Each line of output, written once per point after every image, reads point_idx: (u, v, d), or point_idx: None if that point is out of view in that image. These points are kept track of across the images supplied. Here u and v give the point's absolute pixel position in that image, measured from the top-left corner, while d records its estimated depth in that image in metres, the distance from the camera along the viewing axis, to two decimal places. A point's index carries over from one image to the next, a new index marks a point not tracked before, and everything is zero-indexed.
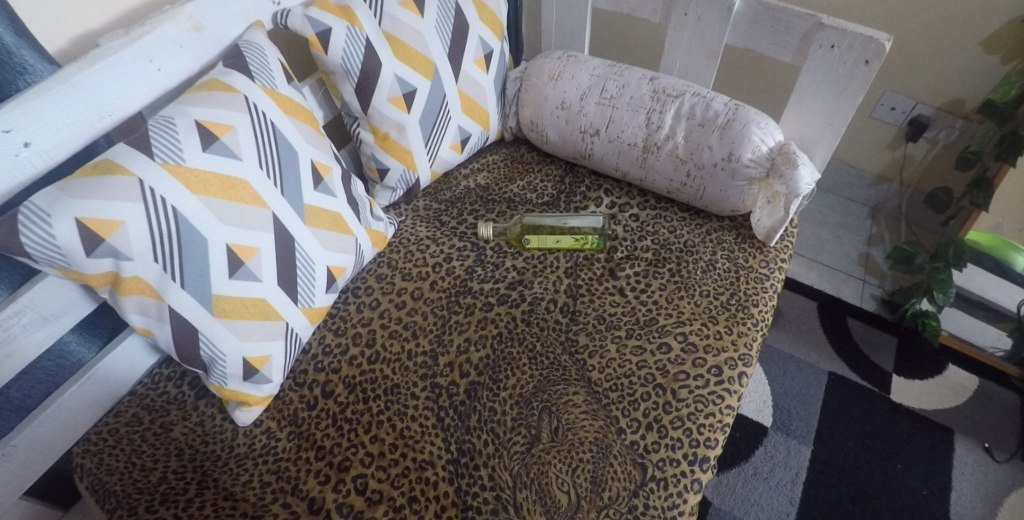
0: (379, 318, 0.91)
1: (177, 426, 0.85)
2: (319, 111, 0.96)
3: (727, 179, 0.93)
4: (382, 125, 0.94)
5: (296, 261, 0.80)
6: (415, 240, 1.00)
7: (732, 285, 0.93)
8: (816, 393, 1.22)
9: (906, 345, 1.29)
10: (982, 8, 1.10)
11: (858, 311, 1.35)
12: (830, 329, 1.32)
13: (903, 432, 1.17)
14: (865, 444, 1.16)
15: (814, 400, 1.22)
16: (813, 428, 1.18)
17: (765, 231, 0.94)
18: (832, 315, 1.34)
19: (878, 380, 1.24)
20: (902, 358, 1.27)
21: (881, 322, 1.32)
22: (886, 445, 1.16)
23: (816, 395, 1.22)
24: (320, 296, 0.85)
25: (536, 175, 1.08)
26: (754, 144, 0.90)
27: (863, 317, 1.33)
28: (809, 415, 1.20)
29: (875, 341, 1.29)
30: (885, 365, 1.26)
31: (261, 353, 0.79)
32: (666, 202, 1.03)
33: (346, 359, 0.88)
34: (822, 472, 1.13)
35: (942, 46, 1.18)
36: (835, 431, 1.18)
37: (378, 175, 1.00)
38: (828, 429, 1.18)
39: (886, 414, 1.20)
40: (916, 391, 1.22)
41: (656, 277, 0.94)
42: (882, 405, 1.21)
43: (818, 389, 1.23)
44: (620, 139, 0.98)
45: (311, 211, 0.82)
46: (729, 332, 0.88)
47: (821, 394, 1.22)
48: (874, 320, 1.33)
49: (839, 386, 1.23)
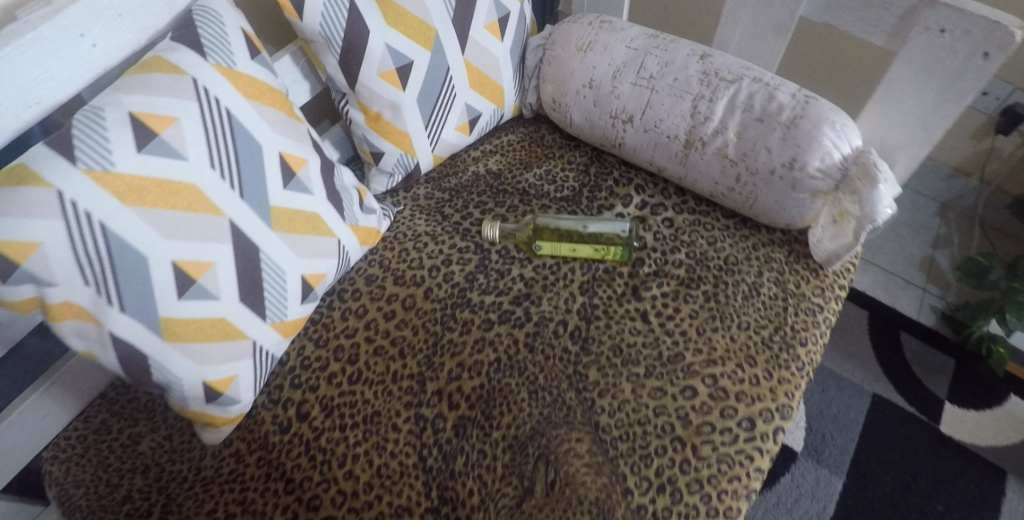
0: (365, 330, 0.80)
1: (144, 439, 0.78)
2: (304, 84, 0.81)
3: (785, 188, 0.76)
4: (372, 104, 0.80)
5: (262, 273, 0.69)
6: (412, 236, 0.87)
7: (777, 316, 0.79)
8: (855, 417, 1.10)
9: (964, 369, 1.14)
10: None
11: (913, 326, 1.19)
12: (879, 343, 1.17)
13: (949, 469, 1.04)
14: (904, 480, 1.04)
15: (853, 425, 1.09)
16: (848, 457, 1.06)
17: (826, 256, 0.78)
18: (883, 328, 1.19)
19: (927, 406, 1.10)
20: (957, 384, 1.12)
21: (938, 340, 1.17)
22: (928, 483, 1.03)
23: (855, 419, 1.10)
24: (294, 307, 0.74)
25: (557, 162, 0.93)
26: (826, 147, 0.73)
27: (919, 332, 1.18)
28: (846, 442, 1.08)
29: (928, 363, 1.15)
30: (937, 391, 1.12)
31: (224, 375, 0.70)
32: (707, 206, 0.87)
33: (325, 376, 0.78)
34: (852, 508, 1.02)
35: None
36: (872, 462, 1.06)
37: (371, 158, 0.87)
38: (865, 459, 1.06)
39: (932, 448, 1.06)
40: (969, 423, 1.08)
41: (687, 300, 0.80)
42: (929, 437, 1.07)
43: (859, 413, 1.11)
44: (659, 130, 0.82)
45: (280, 215, 0.69)
46: (768, 378, 0.74)
47: (861, 419, 1.10)
48: (930, 337, 1.17)
49: (882, 411, 1.10)
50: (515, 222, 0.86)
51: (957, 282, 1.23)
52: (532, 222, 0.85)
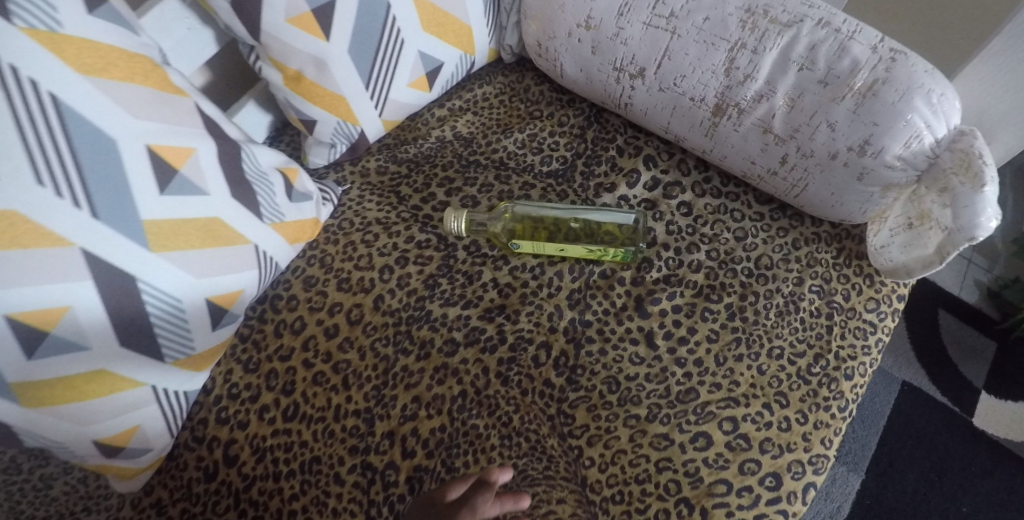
0: (302, 352, 0.65)
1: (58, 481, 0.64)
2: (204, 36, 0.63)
3: (849, 178, 0.57)
4: (290, 61, 0.59)
5: (148, 306, 0.53)
6: (361, 224, 0.69)
7: (818, 340, 0.62)
8: (881, 408, 0.96)
9: (1007, 355, 0.98)
10: None
11: (953, 304, 1.03)
12: (915, 322, 1.01)
13: (978, 467, 0.92)
14: (929, 479, 0.91)
15: (877, 417, 0.96)
16: (869, 453, 0.93)
17: (890, 268, 0.60)
18: (918, 305, 1.03)
19: (961, 396, 0.96)
20: (998, 370, 0.97)
21: (980, 320, 1.01)
22: (955, 482, 0.91)
23: (881, 411, 0.96)
24: (204, 337, 0.59)
25: (545, 124, 0.72)
26: (917, 126, 0.53)
27: (959, 312, 1.02)
28: (868, 437, 0.95)
29: (967, 346, 0.99)
30: (973, 379, 0.97)
31: (122, 428, 0.56)
32: (739, 186, 0.68)
33: (256, 410, 0.63)
34: (869, 510, 0.90)
35: None
36: (895, 459, 0.93)
37: (303, 126, 0.67)
38: (888, 456, 0.93)
39: (963, 444, 0.93)
40: (1006, 416, 0.94)
41: (706, 318, 0.63)
42: (960, 431, 0.94)
43: (885, 403, 0.97)
44: (678, 90, 0.62)
45: (162, 231, 0.52)
46: (802, 421, 0.59)
47: (887, 410, 0.96)
48: (971, 317, 1.01)
49: (912, 401, 0.96)
50: (493, 214, 0.67)
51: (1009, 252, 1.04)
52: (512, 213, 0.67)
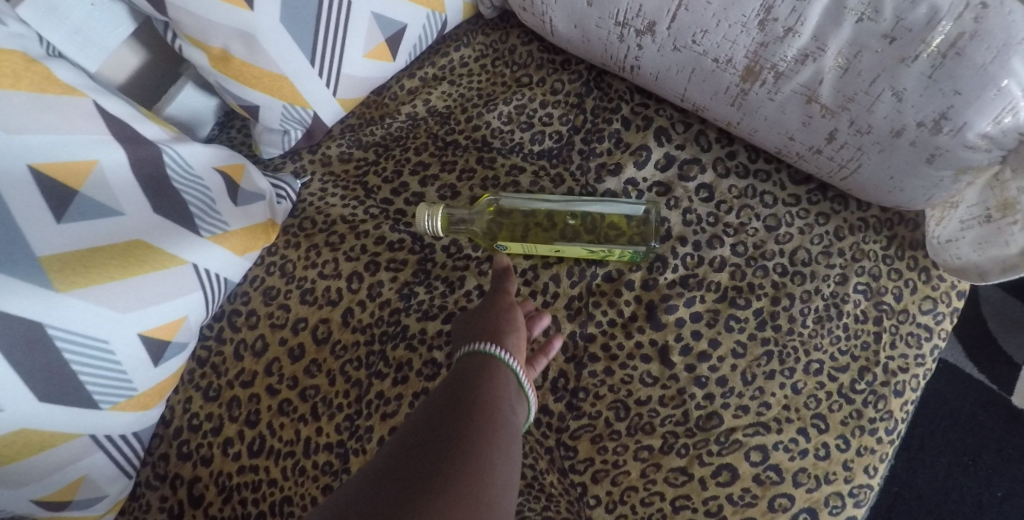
0: (265, 377, 0.57)
1: None
2: (106, 10, 0.52)
3: (915, 160, 0.45)
4: (214, 37, 0.48)
5: (66, 355, 0.45)
6: (324, 224, 0.59)
7: (863, 351, 0.52)
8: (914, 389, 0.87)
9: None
10: None
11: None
12: None
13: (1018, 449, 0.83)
14: (963, 463, 0.83)
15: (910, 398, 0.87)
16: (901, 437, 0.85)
17: (959, 265, 0.49)
18: None
19: (1000, 374, 0.86)
20: None
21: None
22: (992, 466, 0.83)
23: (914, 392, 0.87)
24: (146, 374, 0.51)
25: (535, 93, 0.60)
26: (1013, 96, 0.40)
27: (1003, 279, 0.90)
28: None
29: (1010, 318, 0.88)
30: (1014, 354, 0.86)
31: (65, 482, 0.49)
32: (769, 162, 0.57)
33: (219, 444, 0.56)
34: (897, 496, 0.83)
35: None
36: (927, 442, 0.85)
37: (246, 114, 0.56)
38: (919, 440, 0.85)
39: (1003, 425, 0.84)
40: None
41: (731, 328, 0.53)
42: (1000, 411, 0.85)
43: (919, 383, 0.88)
44: (697, 49, 0.49)
45: (66, 266, 0.43)
46: (843, 448, 0.50)
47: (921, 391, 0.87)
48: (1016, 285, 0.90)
49: (948, 381, 0.87)
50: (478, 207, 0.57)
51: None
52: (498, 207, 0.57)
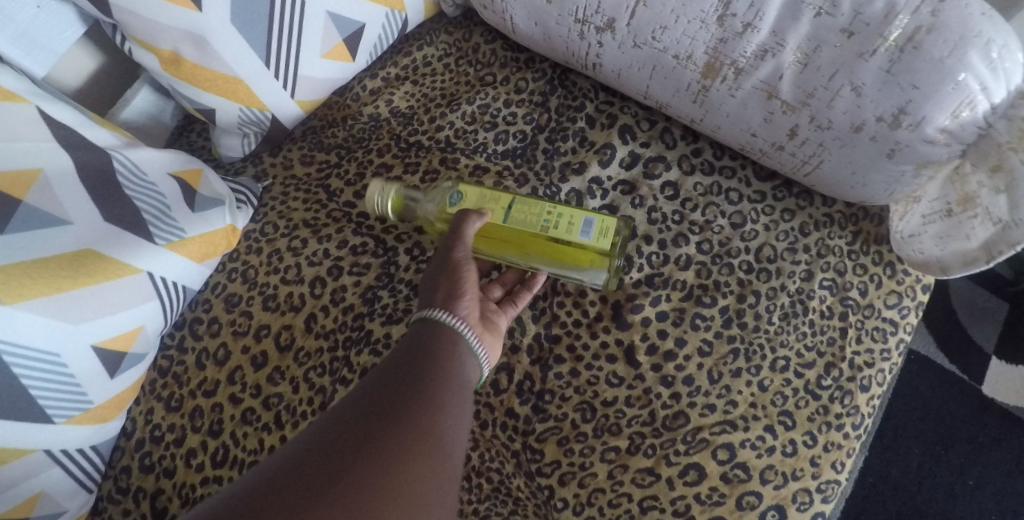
0: (228, 386, 0.56)
1: None
2: (49, 13, 0.50)
3: (875, 155, 0.45)
4: (163, 38, 0.47)
5: (18, 369, 0.44)
6: (286, 229, 0.59)
7: (829, 346, 0.52)
8: None
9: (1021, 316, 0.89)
10: None
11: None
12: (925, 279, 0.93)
13: (987, 437, 0.84)
14: (935, 453, 0.84)
15: None
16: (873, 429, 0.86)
17: (919, 259, 0.49)
18: None
19: (970, 362, 0.88)
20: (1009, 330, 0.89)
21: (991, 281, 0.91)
22: (962, 455, 0.83)
23: None
24: (104, 387, 0.50)
25: (499, 92, 0.60)
26: (970, 89, 0.40)
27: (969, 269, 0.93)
28: None
29: (977, 308, 0.90)
30: (982, 344, 0.88)
31: (21, 498, 0.48)
32: (734, 159, 0.57)
33: (181, 455, 0.55)
34: (872, 487, 0.83)
35: None
36: (900, 433, 0.85)
37: (203, 117, 0.55)
38: (892, 431, 0.86)
39: (975, 414, 0.85)
40: (1019, 382, 0.86)
41: (697, 326, 0.53)
42: (968, 401, 0.86)
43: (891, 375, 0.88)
44: (657, 45, 0.48)
45: (10, 277, 0.42)
46: (810, 445, 0.50)
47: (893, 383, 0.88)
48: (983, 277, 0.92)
49: (920, 372, 0.88)
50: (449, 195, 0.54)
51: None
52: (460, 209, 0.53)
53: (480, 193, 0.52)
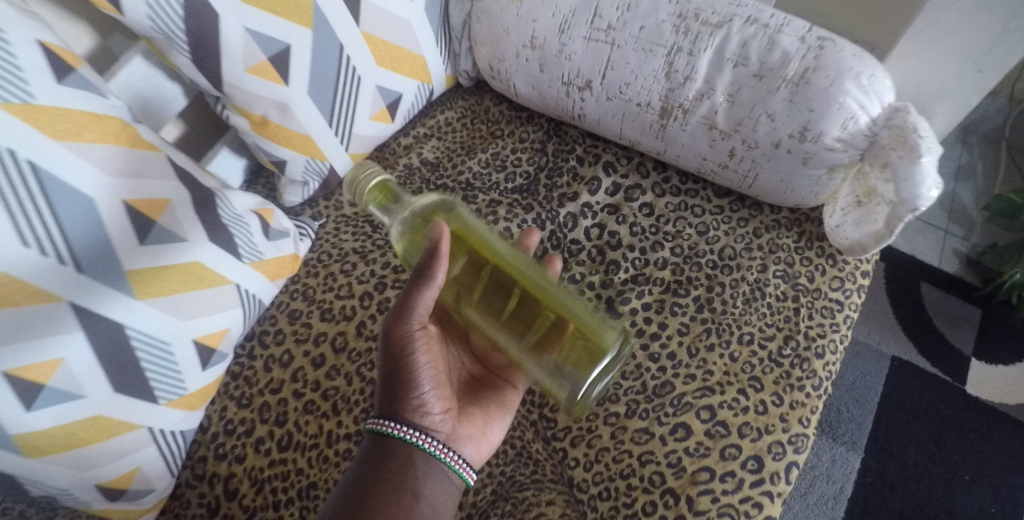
0: (292, 383, 0.68)
1: None
2: (164, 87, 0.66)
3: (794, 164, 0.59)
4: (253, 106, 0.62)
5: (138, 352, 0.56)
6: (339, 255, 0.73)
7: (786, 323, 0.64)
8: (873, 386, 0.98)
9: (991, 320, 1.03)
10: None
11: (933, 274, 1.08)
12: (901, 293, 1.06)
13: (977, 434, 0.94)
14: (928, 451, 0.93)
15: (870, 394, 0.97)
16: (866, 432, 0.94)
17: (847, 245, 0.61)
18: (902, 277, 1.08)
19: (951, 365, 0.99)
20: (985, 336, 1.02)
21: (963, 288, 1.06)
22: (953, 451, 0.92)
23: (874, 388, 0.97)
24: (195, 377, 0.61)
25: (506, 142, 0.75)
26: (851, 109, 0.55)
27: (941, 282, 1.07)
28: (863, 415, 0.95)
29: (952, 315, 1.04)
30: (962, 347, 1.01)
31: (123, 470, 0.59)
32: (697, 183, 0.71)
33: (252, 443, 0.66)
34: (873, 487, 0.90)
35: None
36: (893, 434, 0.94)
37: (274, 168, 0.70)
38: (885, 432, 0.94)
39: (960, 410, 0.96)
40: (998, 381, 0.98)
41: (675, 312, 0.65)
42: (953, 399, 0.97)
43: (877, 380, 0.98)
44: (624, 97, 0.64)
45: (144, 279, 0.55)
46: (778, 404, 0.61)
47: (880, 387, 0.98)
48: (955, 286, 1.07)
49: (904, 376, 0.98)
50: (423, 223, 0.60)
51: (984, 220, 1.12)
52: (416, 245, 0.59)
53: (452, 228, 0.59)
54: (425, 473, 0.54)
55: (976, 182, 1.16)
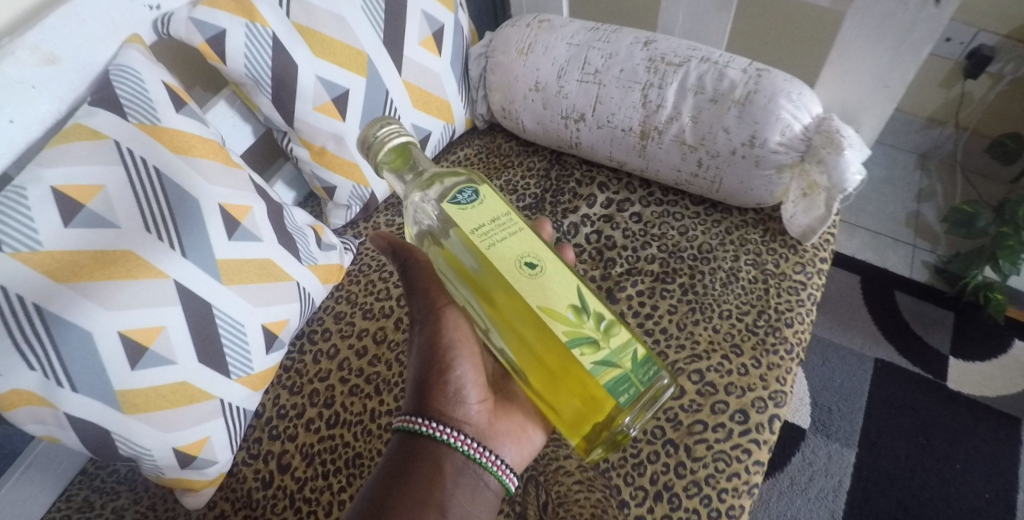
0: (339, 371, 0.78)
1: (128, 511, 0.74)
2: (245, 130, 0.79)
3: (749, 167, 0.73)
4: (314, 139, 0.77)
5: (219, 330, 0.67)
6: (378, 266, 0.86)
7: (759, 300, 0.76)
8: (860, 386, 1.09)
9: (964, 321, 1.15)
10: None
11: (907, 284, 1.20)
12: (878, 303, 1.18)
13: (962, 425, 1.05)
14: (918, 443, 1.03)
15: (858, 394, 1.08)
16: (858, 428, 1.05)
17: (800, 231, 0.75)
18: (877, 288, 1.20)
19: (932, 364, 1.11)
20: (960, 336, 1.14)
21: (935, 294, 1.19)
22: (942, 443, 1.03)
23: (861, 388, 1.09)
24: (260, 359, 0.72)
25: (517, 171, 0.91)
26: (786, 120, 0.70)
27: (913, 290, 1.19)
28: (853, 413, 1.06)
29: (928, 319, 1.16)
30: (940, 347, 1.13)
31: (196, 438, 0.68)
32: (676, 195, 0.85)
33: (303, 424, 0.76)
34: (868, 479, 1.00)
35: None
36: (882, 430, 1.04)
37: (325, 193, 0.84)
38: (875, 428, 1.05)
39: (943, 404, 1.07)
40: (977, 375, 1.09)
41: (664, 296, 0.77)
42: (937, 394, 1.08)
43: (863, 381, 1.10)
44: (611, 125, 0.79)
45: (231, 268, 0.67)
46: (757, 366, 0.71)
47: (866, 387, 1.09)
48: (927, 292, 1.19)
49: (888, 376, 1.10)
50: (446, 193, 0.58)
51: (945, 233, 1.27)
52: (441, 223, 0.57)
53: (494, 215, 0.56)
54: (456, 481, 0.59)
55: (936, 202, 1.30)
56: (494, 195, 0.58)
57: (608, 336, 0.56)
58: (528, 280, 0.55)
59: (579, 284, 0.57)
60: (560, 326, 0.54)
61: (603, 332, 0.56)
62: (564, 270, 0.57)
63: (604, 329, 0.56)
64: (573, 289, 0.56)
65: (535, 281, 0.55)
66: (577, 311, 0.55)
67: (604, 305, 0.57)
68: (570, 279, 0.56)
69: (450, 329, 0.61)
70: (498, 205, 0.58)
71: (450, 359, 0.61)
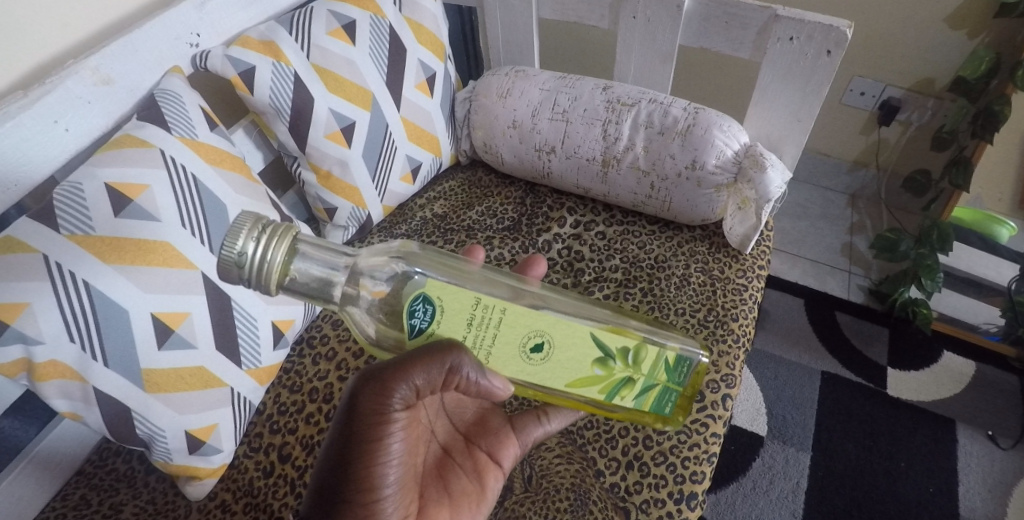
0: (337, 371, 0.85)
1: (126, 506, 0.77)
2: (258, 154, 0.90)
3: (693, 187, 0.88)
4: (322, 163, 0.87)
5: (236, 323, 0.75)
6: None
7: (709, 300, 0.87)
8: (811, 396, 1.20)
9: (898, 335, 1.30)
10: (943, 43, 1.22)
11: (845, 304, 1.35)
12: (821, 322, 1.32)
13: (903, 427, 1.17)
14: (866, 445, 1.14)
15: (809, 402, 1.19)
16: (810, 434, 1.15)
17: (739, 239, 0.90)
18: (819, 308, 1.34)
19: (873, 375, 1.23)
20: (895, 350, 1.27)
21: (871, 313, 1.33)
22: (887, 443, 1.14)
23: (811, 397, 1.20)
24: (268, 354, 0.80)
25: (497, 199, 1.03)
26: (720, 146, 0.85)
27: (850, 309, 1.34)
28: (805, 419, 1.17)
29: (867, 335, 1.29)
30: (878, 359, 1.26)
31: (205, 424, 0.73)
32: (634, 217, 0.98)
33: (303, 417, 0.81)
34: (823, 479, 1.10)
35: (902, 45, 1.25)
36: (833, 435, 1.15)
37: (326, 214, 0.93)
38: (828, 434, 1.15)
39: (886, 410, 1.19)
40: (913, 383, 1.23)
41: (627, 298, 0.88)
42: (880, 400, 1.20)
43: (813, 390, 1.21)
44: (578, 154, 0.93)
45: None
46: (709, 353, 0.82)
47: (817, 395, 1.20)
48: (865, 312, 1.34)
49: (835, 385, 1.22)
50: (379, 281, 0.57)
51: (875, 260, 1.44)
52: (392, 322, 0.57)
53: (468, 319, 0.57)
54: None
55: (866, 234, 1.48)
56: (444, 295, 0.56)
57: (638, 364, 0.62)
58: (547, 365, 0.60)
59: (589, 336, 0.59)
60: (595, 387, 0.61)
61: (633, 364, 0.61)
62: (570, 333, 0.59)
63: (632, 360, 0.61)
64: (590, 345, 0.59)
65: (547, 363, 0.60)
66: (603, 367, 0.60)
67: (622, 339, 0.60)
68: (577, 339, 0.59)
69: (398, 441, 0.56)
70: (458, 304, 0.57)
71: (388, 474, 0.55)
